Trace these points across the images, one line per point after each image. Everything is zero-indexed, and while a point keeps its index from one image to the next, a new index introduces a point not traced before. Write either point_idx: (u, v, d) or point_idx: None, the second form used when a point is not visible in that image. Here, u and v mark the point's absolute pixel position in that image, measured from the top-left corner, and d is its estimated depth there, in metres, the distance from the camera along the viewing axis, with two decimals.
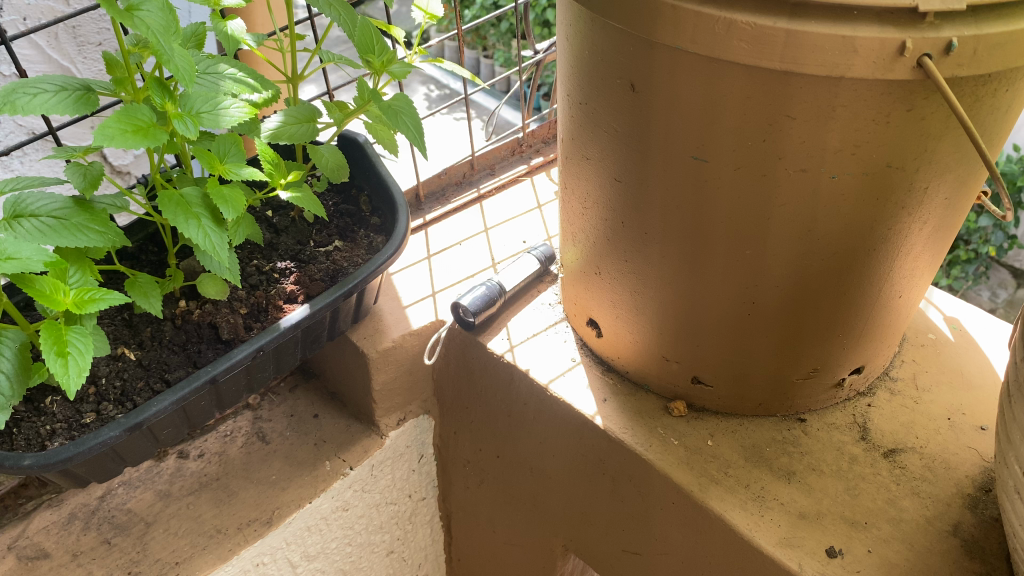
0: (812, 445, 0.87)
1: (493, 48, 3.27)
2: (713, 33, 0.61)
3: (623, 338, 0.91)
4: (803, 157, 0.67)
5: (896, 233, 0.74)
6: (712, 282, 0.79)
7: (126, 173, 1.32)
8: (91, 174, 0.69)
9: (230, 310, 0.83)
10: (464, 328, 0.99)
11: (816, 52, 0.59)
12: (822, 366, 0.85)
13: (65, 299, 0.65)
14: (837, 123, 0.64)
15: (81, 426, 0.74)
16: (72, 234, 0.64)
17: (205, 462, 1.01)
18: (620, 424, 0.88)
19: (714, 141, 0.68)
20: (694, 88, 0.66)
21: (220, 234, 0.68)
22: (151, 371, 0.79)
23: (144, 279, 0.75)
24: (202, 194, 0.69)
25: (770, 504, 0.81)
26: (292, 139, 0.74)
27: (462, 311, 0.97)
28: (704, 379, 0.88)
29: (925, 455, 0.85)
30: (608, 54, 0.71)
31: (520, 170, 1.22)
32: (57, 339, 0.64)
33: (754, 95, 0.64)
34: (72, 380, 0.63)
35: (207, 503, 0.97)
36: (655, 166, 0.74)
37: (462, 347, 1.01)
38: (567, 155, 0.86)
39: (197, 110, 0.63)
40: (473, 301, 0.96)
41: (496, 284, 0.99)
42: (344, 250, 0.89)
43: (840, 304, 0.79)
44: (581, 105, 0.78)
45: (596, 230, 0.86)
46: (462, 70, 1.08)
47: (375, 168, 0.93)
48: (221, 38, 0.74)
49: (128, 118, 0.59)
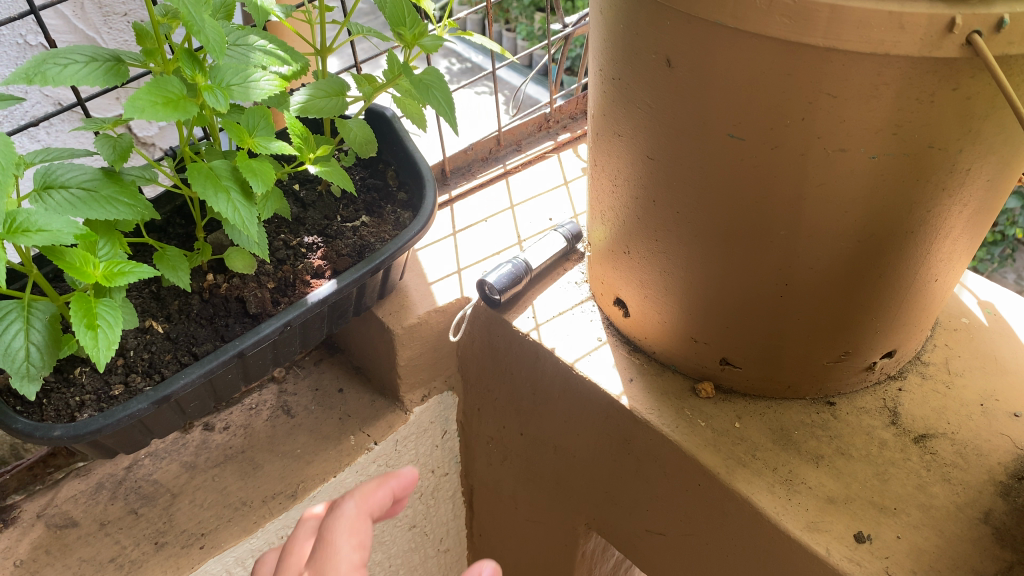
0: (841, 429, 0.86)
1: (517, 21, 3.27)
2: (754, 8, 0.59)
3: (651, 318, 0.90)
4: (843, 137, 0.65)
5: (934, 215, 0.72)
6: (744, 263, 0.78)
7: (151, 145, 1.32)
8: (120, 146, 0.68)
9: (257, 285, 0.82)
10: (490, 306, 0.99)
11: (862, 28, 0.57)
12: (854, 349, 0.84)
13: (95, 272, 0.65)
14: (879, 102, 0.62)
15: (110, 398, 0.75)
16: (102, 206, 0.64)
17: (231, 434, 1.02)
18: (646, 405, 0.88)
19: (751, 119, 0.67)
20: (732, 64, 0.64)
21: (250, 208, 0.67)
22: (179, 344, 0.79)
23: (172, 252, 0.75)
24: (231, 167, 0.68)
25: (798, 488, 0.80)
26: (321, 113, 0.73)
27: (489, 287, 0.96)
28: (733, 361, 0.86)
29: (956, 441, 0.84)
30: (644, 27, 0.69)
31: (547, 146, 1.20)
32: (87, 311, 0.64)
33: (794, 71, 0.62)
34: (101, 353, 0.63)
35: (232, 476, 0.97)
36: (689, 145, 0.73)
37: (490, 326, 1.00)
38: (598, 131, 0.84)
39: (228, 83, 0.62)
40: (502, 277, 0.96)
41: (523, 263, 0.98)
42: (371, 225, 0.88)
43: (875, 287, 0.78)
44: (615, 80, 0.77)
45: (626, 209, 0.85)
46: (490, 43, 1.05)
47: (403, 143, 0.92)
48: (251, 9, 0.72)
49: (159, 90, 0.59)
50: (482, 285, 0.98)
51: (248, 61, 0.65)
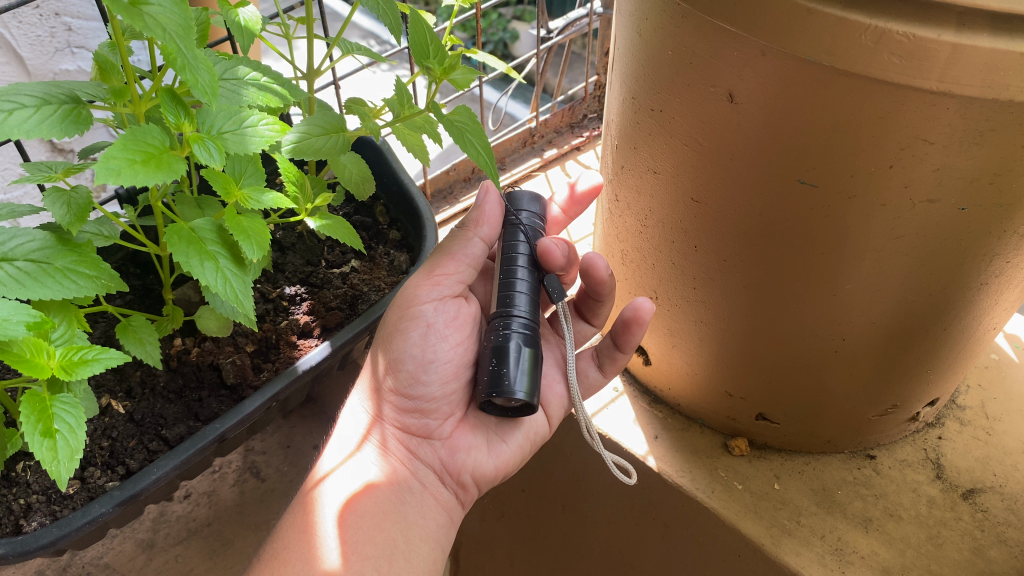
0: (886, 486, 0.80)
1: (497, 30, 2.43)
2: (857, 45, 0.49)
3: (675, 369, 0.82)
4: (933, 187, 0.55)
5: (1014, 265, 0.64)
6: (797, 315, 0.68)
7: (68, 151, 1.13)
8: (76, 204, 0.55)
9: (235, 349, 0.71)
10: (503, 386, 0.59)
11: (985, 72, 0.47)
12: (901, 403, 0.77)
13: (50, 363, 0.52)
14: (983, 149, 0.52)
15: (64, 499, 0.62)
16: (58, 280, 0.51)
17: (193, 504, 0.88)
18: (675, 466, 0.81)
19: (830, 166, 0.56)
20: (816, 107, 0.54)
21: (242, 277, 0.55)
22: (145, 428, 0.66)
23: (138, 320, 0.62)
24: (217, 226, 0.56)
25: (850, 559, 0.74)
26: (318, 153, 0.61)
27: (522, 324, 0.62)
28: (771, 417, 0.79)
29: (1006, 496, 0.78)
30: (700, 57, 0.58)
31: (533, 164, 1.10)
32: (42, 414, 0.51)
33: (888, 115, 0.52)
34: (63, 468, 0.50)
35: (199, 555, 0.85)
36: (747, 190, 0.62)
37: (553, 407, 0.75)
38: (622, 164, 0.74)
39: (219, 130, 0.51)
40: (519, 374, 0.60)
41: (532, 196, 0.69)
42: (363, 271, 0.77)
43: (935, 340, 0.70)
44: (653, 111, 0.66)
45: (657, 251, 0.75)
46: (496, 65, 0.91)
47: (395, 174, 0.80)
48: (231, 29, 0.60)
49: (136, 144, 0.46)
50: (493, 408, 0.64)
51: (239, 100, 0.53)
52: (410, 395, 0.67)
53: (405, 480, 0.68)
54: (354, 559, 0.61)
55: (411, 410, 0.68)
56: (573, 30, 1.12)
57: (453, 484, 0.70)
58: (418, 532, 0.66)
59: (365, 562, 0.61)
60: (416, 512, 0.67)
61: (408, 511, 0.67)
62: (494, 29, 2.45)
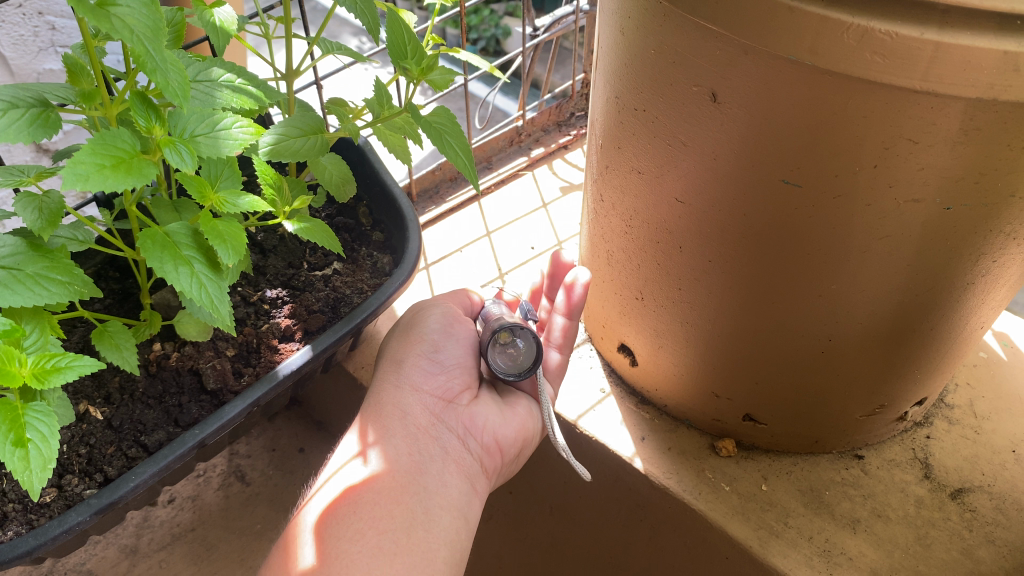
0: (874, 487, 0.79)
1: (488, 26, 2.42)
2: (840, 44, 0.48)
3: (662, 369, 0.81)
4: (917, 187, 0.55)
5: (1000, 264, 0.63)
6: (783, 315, 0.68)
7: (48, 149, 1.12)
8: (48, 209, 0.54)
9: (215, 354, 0.70)
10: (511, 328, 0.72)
11: (970, 70, 0.46)
12: (889, 403, 0.77)
13: (22, 371, 0.51)
14: (967, 148, 0.52)
15: (41, 507, 0.61)
16: (29, 287, 0.50)
17: (177, 509, 0.87)
18: (661, 468, 0.81)
19: (815, 167, 0.56)
20: (800, 107, 0.53)
21: (218, 282, 0.54)
22: (123, 434, 0.65)
23: (114, 326, 0.61)
24: (192, 230, 0.55)
25: (837, 560, 0.74)
26: (296, 155, 0.60)
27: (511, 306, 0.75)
28: (758, 418, 0.79)
29: (994, 495, 0.78)
30: (683, 56, 0.58)
31: (520, 162, 1.10)
32: (13, 423, 0.50)
33: (872, 114, 0.51)
34: (35, 478, 0.50)
35: (183, 560, 0.84)
36: (732, 191, 0.61)
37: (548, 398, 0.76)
38: (607, 164, 0.73)
39: (191, 132, 0.50)
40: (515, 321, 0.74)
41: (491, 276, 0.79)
42: (345, 274, 0.76)
43: (922, 340, 0.69)
44: (637, 111, 0.65)
45: (642, 252, 0.74)
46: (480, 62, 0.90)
47: (378, 175, 0.79)
48: (206, 29, 0.59)
49: (105, 148, 0.45)
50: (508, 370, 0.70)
51: (212, 102, 0.53)
52: (429, 362, 0.69)
53: (427, 445, 0.66)
54: (372, 532, 0.59)
55: (429, 376, 0.69)
56: (559, 27, 1.12)
57: (479, 451, 0.69)
58: (444, 499, 0.63)
59: (382, 535, 0.59)
60: (439, 477, 0.64)
61: (427, 481, 0.64)
62: (485, 24, 2.43)
